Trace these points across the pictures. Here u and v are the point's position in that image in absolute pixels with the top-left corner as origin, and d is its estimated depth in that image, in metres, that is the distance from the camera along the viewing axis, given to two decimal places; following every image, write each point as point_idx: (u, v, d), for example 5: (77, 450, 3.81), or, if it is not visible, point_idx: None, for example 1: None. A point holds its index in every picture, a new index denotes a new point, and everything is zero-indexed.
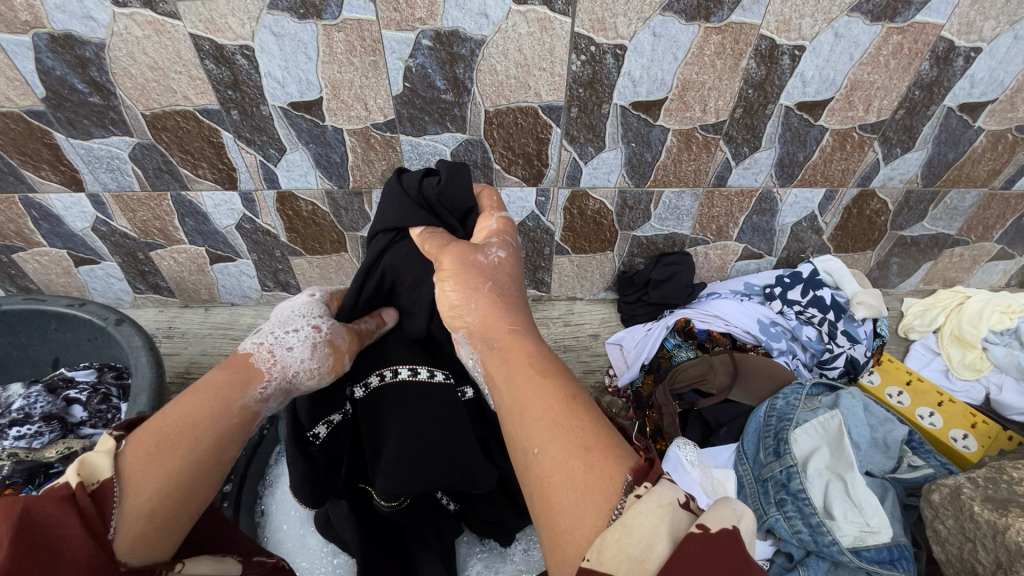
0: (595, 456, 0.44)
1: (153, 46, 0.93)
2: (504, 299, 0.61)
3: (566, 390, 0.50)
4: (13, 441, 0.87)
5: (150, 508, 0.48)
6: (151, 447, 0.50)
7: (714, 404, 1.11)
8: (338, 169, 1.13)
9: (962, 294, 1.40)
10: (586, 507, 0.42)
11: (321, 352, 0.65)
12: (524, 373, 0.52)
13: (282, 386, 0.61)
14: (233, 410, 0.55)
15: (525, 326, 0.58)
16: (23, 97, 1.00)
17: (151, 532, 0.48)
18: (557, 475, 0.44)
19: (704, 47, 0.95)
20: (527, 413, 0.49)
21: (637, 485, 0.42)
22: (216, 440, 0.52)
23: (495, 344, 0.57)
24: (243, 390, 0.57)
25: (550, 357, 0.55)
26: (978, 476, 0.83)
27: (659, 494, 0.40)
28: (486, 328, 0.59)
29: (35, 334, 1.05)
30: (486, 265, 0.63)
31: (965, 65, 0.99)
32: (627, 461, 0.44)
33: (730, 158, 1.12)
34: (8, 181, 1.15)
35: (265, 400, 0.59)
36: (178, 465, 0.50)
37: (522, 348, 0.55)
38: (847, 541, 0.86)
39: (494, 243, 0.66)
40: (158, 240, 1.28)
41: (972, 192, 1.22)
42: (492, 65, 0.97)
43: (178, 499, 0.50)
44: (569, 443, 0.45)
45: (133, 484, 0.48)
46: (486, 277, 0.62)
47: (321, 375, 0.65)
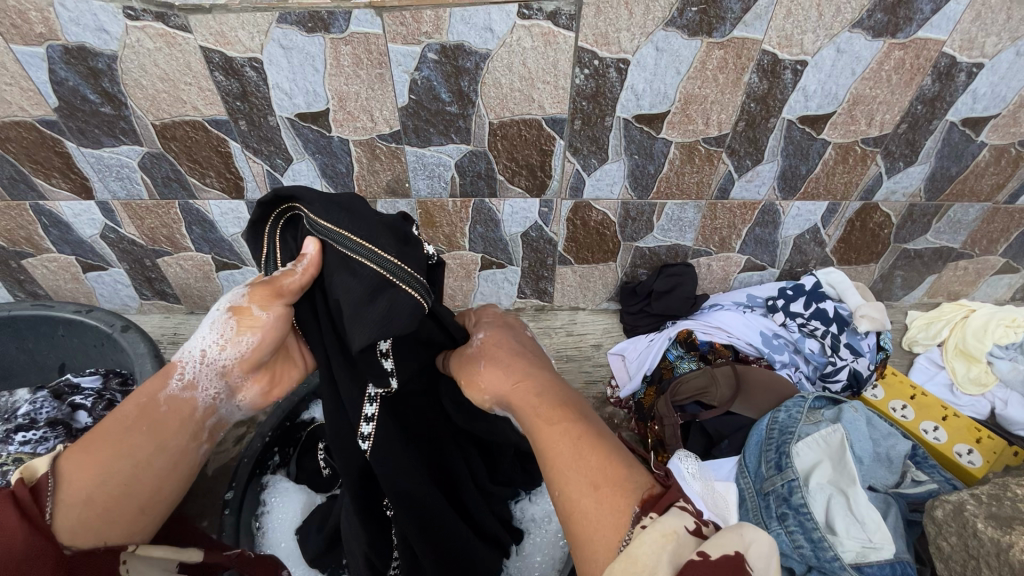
0: (604, 493, 0.48)
1: (164, 58, 0.95)
2: (503, 365, 0.64)
3: (577, 430, 0.54)
4: (18, 447, 0.87)
5: (85, 497, 0.54)
6: (87, 448, 0.56)
7: (717, 416, 1.11)
8: (344, 179, 1.15)
9: (966, 308, 1.39)
10: (601, 539, 0.46)
11: (220, 323, 0.62)
12: (536, 426, 0.56)
13: (202, 372, 0.63)
14: (159, 403, 0.60)
15: (537, 379, 0.61)
16: (36, 107, 1.02)
17: (89, 518, 0.53)
18: (575, 513, 0.49)
19: (707, 62, 0.96)
20: (546, 455, 0.53)
21: (643, 515, 0.45)
22: (145, 431, 0.58)
23: (512, 405, 0.61)
24: (167, 384, 0.62)
25: (560, 400, 0.58)
26: (983, 492, 0.81)
27: (664, 524, 0.42)
28: (501, 394, 0.62)
29: (43, 339, 1.06)
30: (473, 352, 0.68)
31: (967, 81, 0.99)
32: (635, 494, 0.47)
33: (732, 171, 1.13)
34: (20, 188, 1.16)
35: (188, 386, 0.63)
36: (110, 459, 0.56)
37: (528, 398, 0.59)
38: (849, 557, 0.85)
39: (477, 332, 0.72)
40: (165, 247, 1.29)
41: (975, 206, 1.22)
42: (496, 77, 0.98)
43: (112, 487, 0.55)
44: (581, 482, 0.49)
45: (66, 479, 0.54)
46: (478, 359, 0.66)
47: (235, 344, 0.63)
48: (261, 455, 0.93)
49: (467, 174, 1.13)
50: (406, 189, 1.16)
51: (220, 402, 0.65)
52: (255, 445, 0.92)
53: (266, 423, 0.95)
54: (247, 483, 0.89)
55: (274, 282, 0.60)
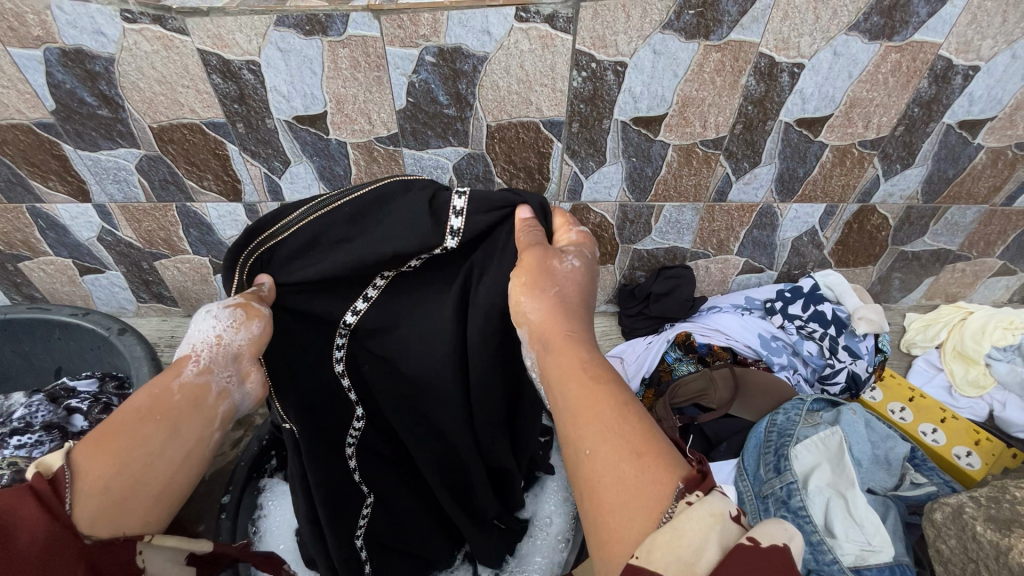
0: (646, 462, 0.44)
1: (161, 60, 0.95)
2: (567, 304, 0.59)
3: (621, 396, 0.50)
4: (14, 450, 0.87)
5: (104, 486, 0.50)
6: (100, 438, 0.52)
7: (715, 419, 1.11)
8: (342, 182, 1.15)
9: (964, 310, 1.39)
10: (637, 507, 0.42)
11: (225, 310, 0.60)
12: (576, 377, 0.52)
13: (216, 358, 0.59)
14: (174, 388, 0.56)
15: (583, 333, 0.57)
16: (33, 109, 1.01)
17: (109, 506, 0.50)
18: (607, 477, 0.45)
19: (704, 65, 0.96)
20: (579, 414, 0.49)
21: (688, 492, 0.41)
22: (162, 417, 0.54)
23: (552, 344, 0.56)
24: (180, 371, 0.57)
25: (604, 364, 0.54)
26: (981, 495, 0.81)
27: (712, 503, 0.40)
28: (544, 329, 0.57)
29: (39, 343, 1.06)
30: (559, 271, 0.60)
31: (963, 83, 1.00)
32: (678, 469, 0.44)
33: (730, 173, 1.13)
34: (17, 191, 1.16)
35: (204, 371, 0.58)
36: (127, 447, 0.51)
37: (575, 353, 0.54)
38: (848, 560, 0.85)
39: (570, 252, 0.62)
40: (162, 250, 1.29)
41: (972, 208, 1.22)
42: (494, 80, 0.98)
43: (131, 474, 0.51)
44: (622, 446, 0.46)
45: (82, 471, 0.50)
46: (555, 280, 0.59)
47: (247, 329, 0.60)
48: (257, 459, 0.92)
49: (465, 177, 1.13)
50: None
51: (232, 389, 0.60)
52: (252, 448, 0.92)
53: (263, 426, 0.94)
54: (243, 486, 0.89)
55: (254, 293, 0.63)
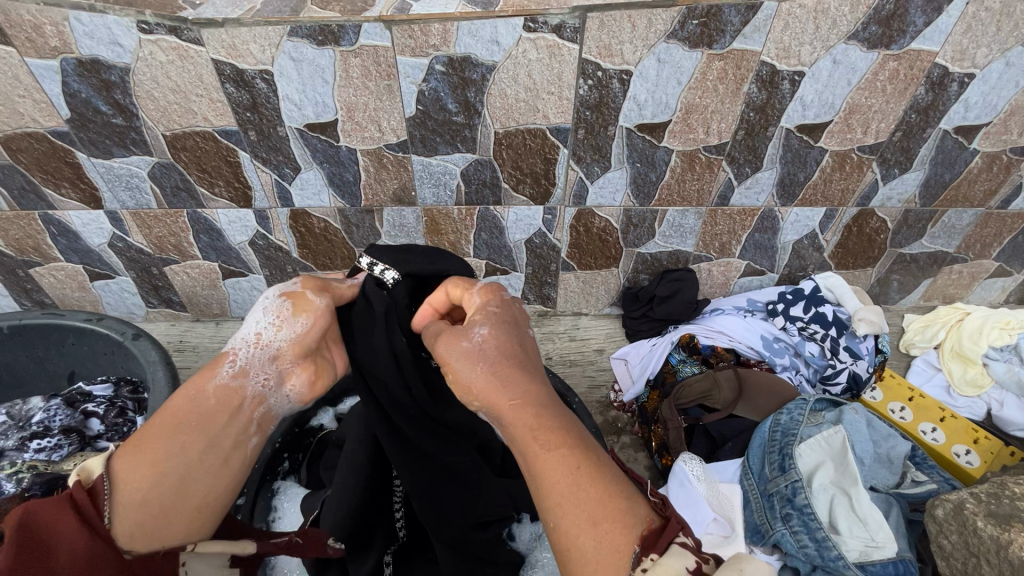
0: (603, 529, 0.48)
1: (176, 70, 0.96)
2: (503, 371, 0.59)
3: (576, 459, 0.52)
4: (33, 454, 0.89)
5: (142, 499, 0.55)
6: (136, 449, 0.57)
7: (719, 419, 1.13)
8: (351, 188, 1.16)
9: (961, 310, 1.42)
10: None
11: (276, 306, 0.66)
12: (531, 449, 0.53)
13: (256, 359, 0.64)
14: (209, 391, 0.60)
15: (527, 398, 0.56)
16: (48, 118, 1.03)
17: (146, 518, 0.55)
18: (574, 549, 0.49)
19: (707, 73, 0.99)
20: (542, 481, 0.52)
21: (644, 556, 0.46)
22: (194, 429, 0.58)
23: (505, 422, 0.57)
24: (218, 371, 0.62)
25: (560, 419, 0.55)
26: (981, 491, 0.83)
27: (666, 566, 0.45)
28: (494, 406, 0.58)
29: (53, 348, 1.07)
30: (471, 348, 0.61)
31: (959, 90, 1.02)
32: (636, 527, 0.48)
33: (732, 178, 1.15)
34: (29, 199, 1.18)
35: (240, 374, 0.62)
36: (163, 460, 0.56)
37: (524, 418, 0.55)
38: (852, 557, 0.87)
39: (477, 324, 0.64)
40: (173, 255, 1.30)
41: (969, 211, 1.24)
42: (502, 88, 1.00)
43: (167, 490, 0.56)
44: (581, 517, 0.49)
45: (121, 483, 0.55)
46: (476, 360, 0.60)
47: (290, 324, 0.66)
48: (271, 462, 0.94)
49: (472, 182, 1.15)
50: (412, 198, 1.18)
51: (270, 391, 0.64)
52: (266, 451, 0.93)
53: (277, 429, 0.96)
54: (257, 489, 0.91)
55: (323, 282, 0.72)
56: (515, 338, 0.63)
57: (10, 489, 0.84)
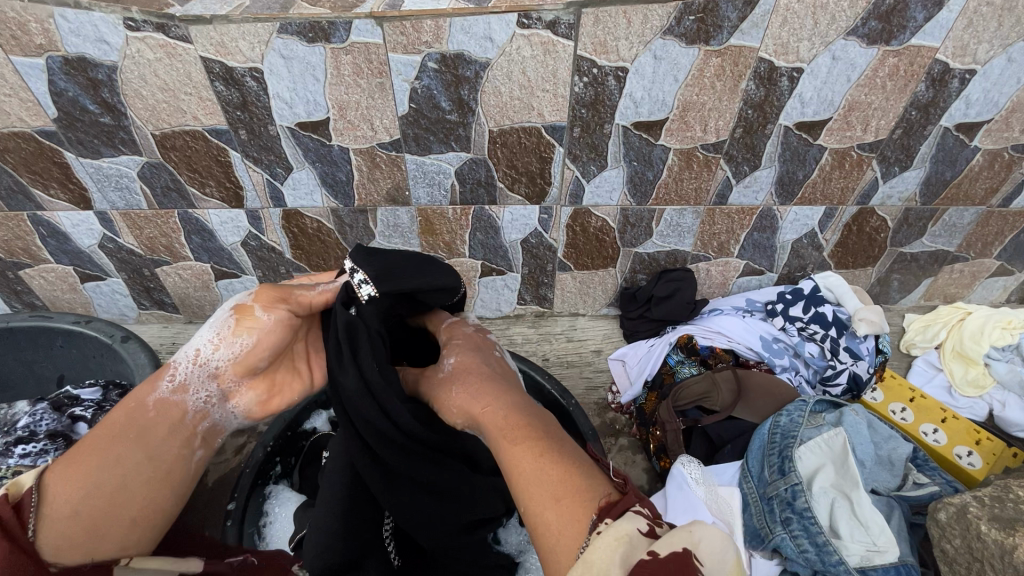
0: (563, 505, 0.51)
1: (164, 68, 0.95)
2: (477, 386, 0.68)
3: (538, 448, 0.57)
4: (17, 460, 0.86)
5: (70, 511, 0.57)
6: (69, 463, 0.60)
7: (718, 421, 1.11)
8: (344, 188, 1.15)
9: (962, 310, 1.41)
10: (562, 547, 0.49)
11: (218, 323, 0.71)
12: (501, 444, 0.60)
13: (194, 375, 0.69)
14: (149, 405, 0.66)
15: (495, 402, 0.65)
16: (35, 118, 1.01)
17: (76, 527, 0.57)
18: (540, 526, 0.51)
19: (704, 70, 0.97)
20: (511, 471, 0.57)
21: (600, 521, 0.48)
22: (131, 440, 0.62)
23: (481, 426, 0.65)
24: (158, 386, 0.67)
25: (525, 419, 0.62)
26: (985, 494, 0.81)
27: (617, 526, 0.46)
28: (469, 416, 0.67)
29: (41, 351, 1.05)
30: (449, 375, 0.73)
31: (960, 87, 1.01)
32: (594, 501, 0.50)
33: (730, 177, 1.14)
34: (18, 200, 1.16)
35: (179, 389, 0.68)
36: (97, 472, 0.59)
37: (495, 418, 0.64)
38: (853, 561, 0.86)
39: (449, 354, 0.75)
40: (164, 256, 1.29)
41: (970, 210, 1.23)
42: (496, 86, 0.99)
43: (96, 500, 0.58)
44: (543, 496, 0.52)
45: (52, 494, 0.58)
46: (452, 383, 0.71)
47: (229, 343, 0.70)
48: (262, 465, 0.92)
49: (467, 181, 1.13)
50: (406, 197, 1.17)
51: (213, 406, 0.70)
52: (256, 455, 0.91)
53: (268, 433, 0.95)
54: (248, 493, 0.88)
55: (276, 292, 0.73)
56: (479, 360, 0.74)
57: None
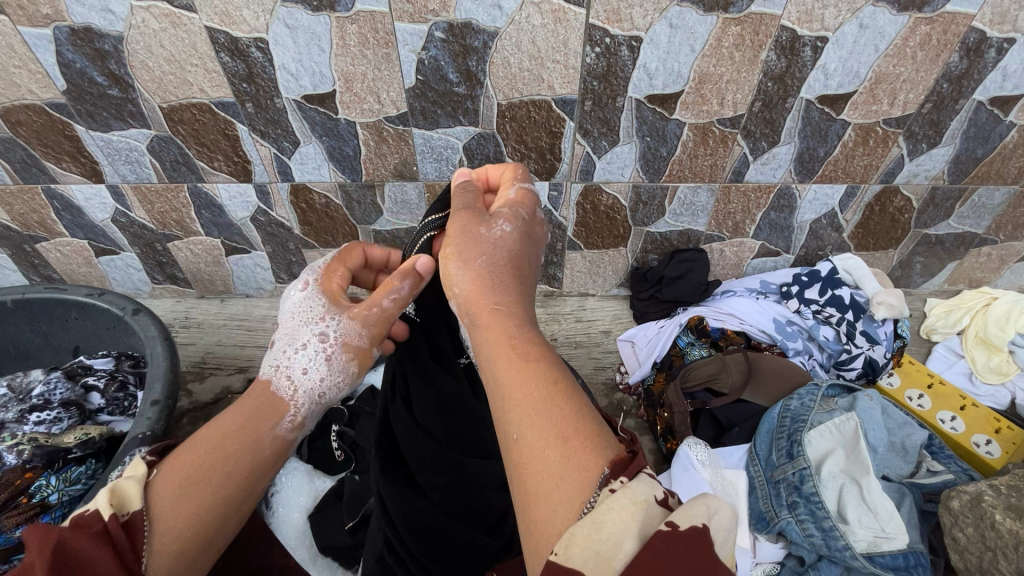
0: (572, 448, 0.42)
1: (169, 38, 0.94)
2: (495, 276, 0.58)
3: (550, 375, 0.48)
4: (32, 427, 0.88)
5: (181, 545, 0.50)
6: (184, 480, 0.52)
7: (726, 404, 1.09)
8: (351, 163, 1.14)
9: (987, 295, 1.35)
10: (560, 498, 0.40)
11: (337, 361, 0.65)
12: (505, 357, 0.51)
13: (311, 409, 0.63)
14: (265, 441, 0.58)
15: (511, 305, 0.56)
16: (45, 90, 1.02)
17: (183, 562, 0.50)
18: (531, 463, 0.43)
19: (722, 39, 0.93)
20: (509, 396, 0.48)
21: (613, 479, 0.40)
22: (246, 472, 0.55)
23: (479, 326, 0.56)
24: (277, 422, 0.60)
25: (534, 340, 0.53)
26: (1001, 483, 0.78)
27: (635, 491, 0.38)
28: (471, 302, 0.57)
29: (57, 323, 1.08)
30: (486, 239, 0.60)
31: (997, 57, 0.95)
32: (606, 453, 0.42)
33: (748, 153, 1.10)
34: (31, 172, 1.17)
35: (297, 427, 0.62)
36: (212, 503, 0.53)
37: (501, 329, 0.53)
38: (860, 547, 0.84)
39: (502, 216, 0.62)
40: (175, 231, 1.30)
41: (1001, 189, 1.17)
42: (505, 57, 0.96)
43: (206, 532, 0.52)
44: (547, 432, 0.44)
45: (164, 519, 0.50)
46: (483, 250, 0.60)
47: (343, 384, 0.66)
48: None
49: (475, 157, 1.11)
50: (413, 173, 1.15)
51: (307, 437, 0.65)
52: None
53: None
54: None
55: (380, 313, 0.65)
56: (527, 245, 0.62)
57: (11, 460, 0.84)
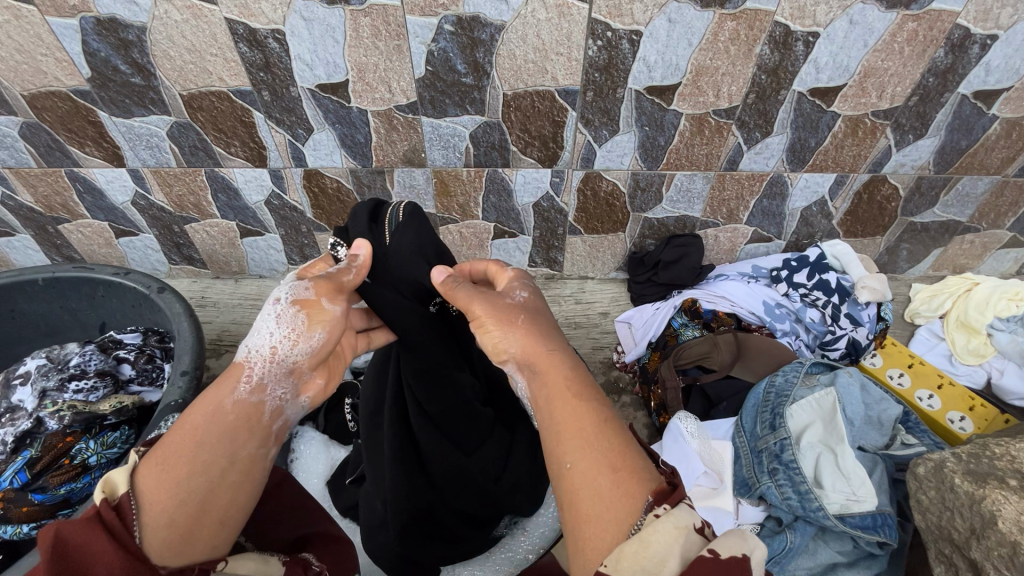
0: (622, 476, 0.48)
1: (190, 29, 0.98)
2: (539, 328, 0.63)
3: (600, 413, 0.54)
4: (71, 394, 0.94)
5: (169, 519, 0.49)
6: (159, 460, 0.52)
7: (716, 380, 1.16)
8: (362, 149, 1.18)
9: (970, 281, 1.41)
10: (610, 521, 0.46)
11: (288, 317, 0.61)
12: (561, 396, 0.56)
13: (269, 372, 0.59)
14: (228, 407, 0.56)
15: (562, 349, 0.62)
16: (70, 77, 1.06)
17: (176, 535, 0.50)
18: (585, 489, 0.49)
19: (719, 34, 0.97)
20: (563, 429, 0.53)
21: (657, 505, 0.45)
22: (219, 438, 0.53)
23: (536, 368, 0.60)
24: (234, 386, 0.57)
25: (586, 381, 0.58)
26: (963, 451, 0.85)
27: (678, 516, 0.43)
28: (528, 353, 0.61)
29: (86, 300, 1.14)
30: (516, 304, 0.65)
31: (980, 53, 0.99)
32: (649, 482, 0.48)
33: (742, 143, 1.14)
34: (55, 156, 1.22)
35: (257, 388, 0.58)
36: (191, 475, 0.51)
37: (558, 371, 0.58)
38: (833, 508, 0.91)
39: (517, 287, 0.69)
40: (192, 214, 1.35)
41: (984, 179, 1.22)
42: (511, 49, 1.00)
43: (192, 505, 0.51)
44: (600, 462, 0.50)
45: (147, 499, 0.50)
46: (519, 311, 0.64)
47: (307, 339, 0.62)
48: None
49: (480, 145, 1.16)
50: (421, 159, 1.20)
51: (287, 403, 0.61)
52: None
53: None
54: None
55: (334, 278, 0.65)
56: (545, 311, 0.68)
57: (53, 424, 0.92)
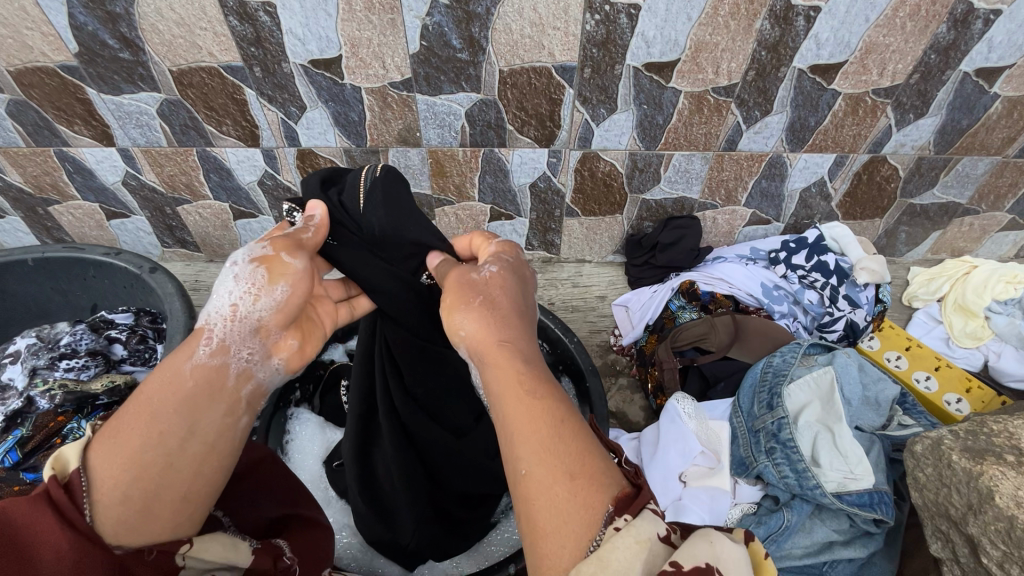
0: (580, 485, 0.44)
1: (179, 1, 0.96)
2: (497, 313, 0.59)
3: (558, 411, 0.49)
4: (63, 373, 0.94)
5: (122, 497, 0.48)
6: (113, 436, 0.49)
7: (713, 361, 1.16)
8: (356, 128, 1.16)
9: (968, 263, 1.41)
10: (568, 533, 0.42)
11: (246, 273, 0.58)
12: (512, 393, 0.51)
13: (230, 334, 0.56)
14: (185, 374, 0.52)
15: (516, 339, 0.57)
16: (57, 52, 1.04)
17: (130, 515, 0.48)
18: (541, 498, 0.44)
19: (719, 8, 0.95)
20: (518, 428, 0.48)
21: (617, 516, 0.42)
22: (173, 412, 0.50)
23: (485, 363, 0.56)
24: (191, 354, 0.54)
25: (540, 375, 0.53)
26: (960, 428, 0.85)
27: (638, 529, 0.40)
28: (480, 344, 0.58)
29: (75, 281, 1.12)
30: (479, 281, 0.64)
31: (983, 29, 0.98)
32: (609, 489, 0.44)
33: (741, 122, 1.13)
34: (43, 135, 1.20)
35: (218, 350, 0.55)
36: (144, 450, 0.48)
37: (508, 364, 0.54)
38: (830, 486, 0.91)
39: (489, 261, 0.67)
40: (184, 195, 1.33)
41: (984, 160, 1.21)
42: (507, 23, 0.98)
43: (146, 482, 0.48)
44: (557, 468, 0.45)
45: (98, 477, 0.48)
46: (478, 291, 0.62)
47: (269, 293, 0.58)
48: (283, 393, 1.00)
49: (476, 123, 1.14)
50: (417, 139, 1.18)
51: (256, 366, 0.57)
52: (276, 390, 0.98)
53: None
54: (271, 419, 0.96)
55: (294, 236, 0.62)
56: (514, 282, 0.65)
57: (45, 403, 0.92)
